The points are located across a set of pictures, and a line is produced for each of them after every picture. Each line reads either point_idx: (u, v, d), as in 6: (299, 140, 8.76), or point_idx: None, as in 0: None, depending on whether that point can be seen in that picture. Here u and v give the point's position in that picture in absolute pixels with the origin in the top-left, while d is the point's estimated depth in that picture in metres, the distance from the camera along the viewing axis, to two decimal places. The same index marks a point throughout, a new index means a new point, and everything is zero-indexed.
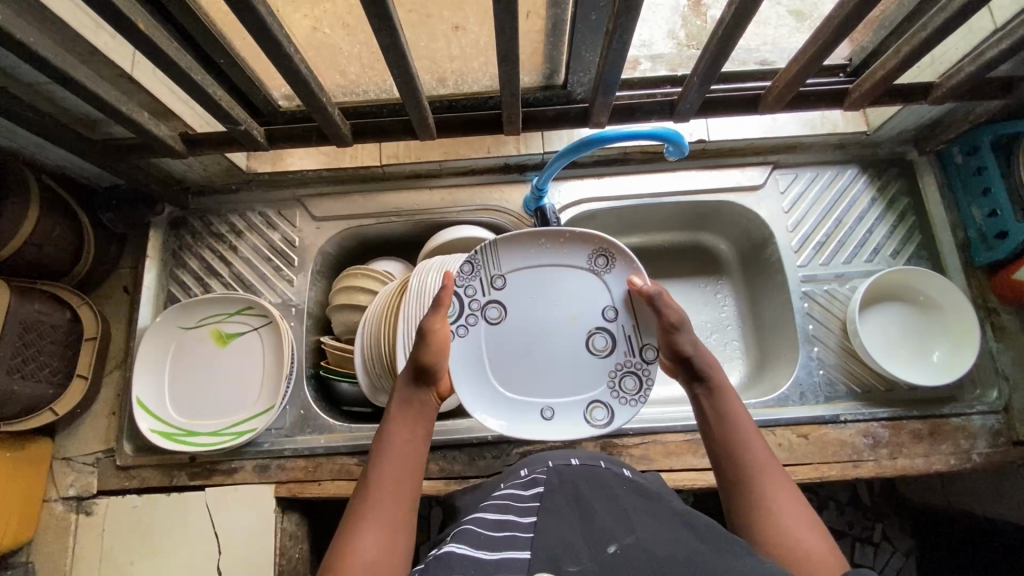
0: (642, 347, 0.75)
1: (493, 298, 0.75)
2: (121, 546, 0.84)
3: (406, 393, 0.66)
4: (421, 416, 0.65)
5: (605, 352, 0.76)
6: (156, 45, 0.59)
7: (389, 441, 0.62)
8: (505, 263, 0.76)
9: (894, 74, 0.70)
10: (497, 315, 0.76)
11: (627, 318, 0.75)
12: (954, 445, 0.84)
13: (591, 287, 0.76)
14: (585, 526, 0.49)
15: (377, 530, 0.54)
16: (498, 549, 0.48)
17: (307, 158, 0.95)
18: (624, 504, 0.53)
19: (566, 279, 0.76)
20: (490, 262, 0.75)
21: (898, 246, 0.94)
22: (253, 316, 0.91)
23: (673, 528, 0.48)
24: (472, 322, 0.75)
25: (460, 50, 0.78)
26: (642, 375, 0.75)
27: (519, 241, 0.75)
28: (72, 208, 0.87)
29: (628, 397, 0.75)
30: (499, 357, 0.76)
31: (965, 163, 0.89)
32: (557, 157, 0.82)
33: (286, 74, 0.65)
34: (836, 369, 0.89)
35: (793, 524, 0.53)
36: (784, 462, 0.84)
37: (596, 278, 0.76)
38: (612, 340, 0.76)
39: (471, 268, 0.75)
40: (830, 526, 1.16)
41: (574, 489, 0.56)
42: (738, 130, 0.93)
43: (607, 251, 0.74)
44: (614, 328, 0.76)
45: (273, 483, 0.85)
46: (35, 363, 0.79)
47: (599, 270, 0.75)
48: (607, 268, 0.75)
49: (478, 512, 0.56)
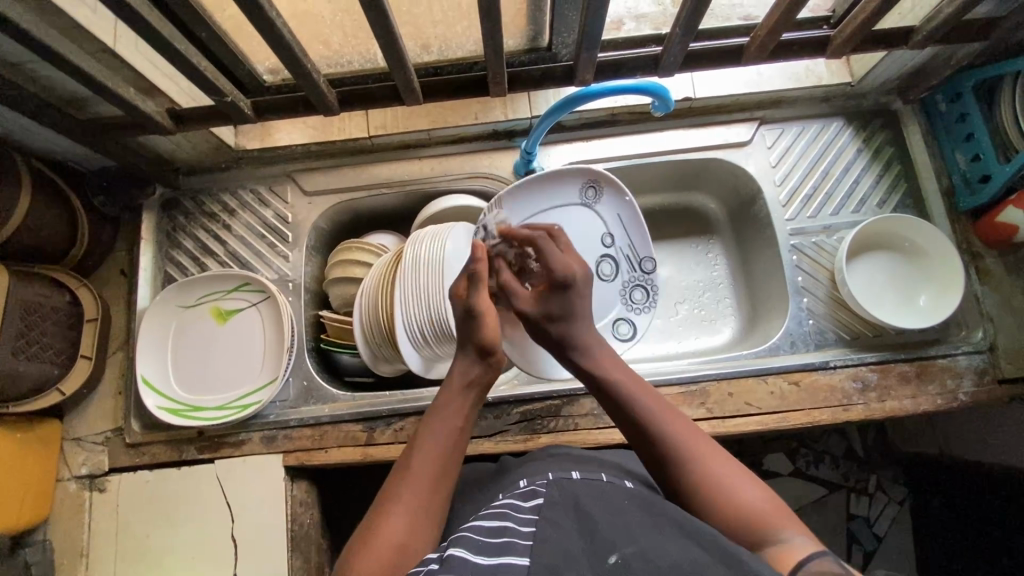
0: (642, 262, 0.91)
1: (526, 252, 0.80)
2: (135, 519, 0.86)
3: (466, 371, 0.67)
4: (472, 402, 0.66)
5: (613, 275, 0.92)
6: (138, 15, 0.59)
7: (441, 420, 0.63)
8: (517, 216, 0.87)
9: (873, 19, 0.71)
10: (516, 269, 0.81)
11: (626, 240, 0.91)
12: (941, 385, 0.86)
13: (586, 218, 0.90)
14: (584, 536, 0.49)
15: (413, 508, 0.57)
16: (495, 555, 0.48)
17: (294, 132, 0.96)
18: (628, 516, 0.51)
19: (571, 214, 0.89)
20: (494, 217, 0.85)
21: (884, 196, 0.95)
22: (251, 292, 0.92)
23: (680, 542, 0.47)
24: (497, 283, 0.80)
25: (442, 15, 0.79)
26: (648, 286, 0.92)
27: (528, 189, 0.87)
28: (65, 191, 0.87)
29: (639, 306, 0.92)
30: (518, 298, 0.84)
31: (948, 110, 0.91)
32: (543, 117, 0.83)
33: (271, 42, 0.65)
34: (826, 318, 0.91)
35: (733, 485, 0.55)
36: (776, 409, 0.86)
37: (590, 208, 0.90)
38: (615, 264, 0.92)
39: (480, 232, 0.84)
40: (826, 479, 1.19)
41: (576, 500, 0.54)
42: (723, 86, 0.93)
43: (596, 182, 0.89)
44: (614, 252, 0.91)
45: (281, 452, 0.87)
46: (38, 344, 0.81)
47: (591, 202, 0.90)
48: (597, 197, 0.90)
49: (476, 520, 0.54)
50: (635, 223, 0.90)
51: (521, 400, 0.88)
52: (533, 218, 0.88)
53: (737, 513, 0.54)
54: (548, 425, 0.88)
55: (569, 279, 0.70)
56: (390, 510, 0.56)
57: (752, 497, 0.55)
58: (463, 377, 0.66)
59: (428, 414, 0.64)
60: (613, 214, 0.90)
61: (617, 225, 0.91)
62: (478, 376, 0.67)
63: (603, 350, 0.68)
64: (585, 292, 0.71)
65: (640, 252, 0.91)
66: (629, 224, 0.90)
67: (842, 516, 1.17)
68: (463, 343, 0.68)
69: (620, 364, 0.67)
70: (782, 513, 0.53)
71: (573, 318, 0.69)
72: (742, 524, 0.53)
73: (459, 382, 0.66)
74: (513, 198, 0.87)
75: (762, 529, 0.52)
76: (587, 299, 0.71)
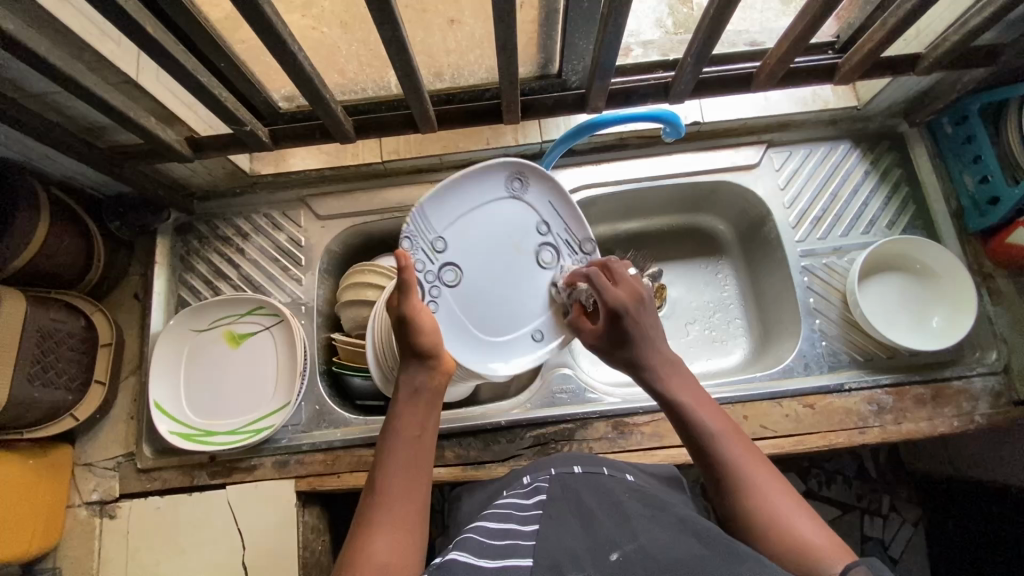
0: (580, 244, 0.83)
1: (444, 261, 0.76)
2: (145, 546, 0.85)
3: (410, 382, 0.67)
4: (426, 409, 0.66)
5: (554, 262, 0.82)
6: (165, 50, 0.60)
7: (397, 435, 0.63)
8: (440, 225, 0.75)
9: (882, 46, 0.72)
10: (455, 275, 0.76)
11: (559, 224, 0.82)
12: (957, 408, 0.86)
13: (518, 211, 0.80)
14: (588, 533, 0.48)
15: (388, 528, 0.55)
16: (499, 557, 0.47)
17: (308, 158, 0.97)
18: (626, 510, 0.51)
19: (496, 209, 0.79)
20: (423, 229, 0.74)
21: (893, 217, 0.96)
22: (265, 316, 0.93)
23: (676, 534, 0.47)
24: (437, 292, 0.75)
25: (456, 44, 0.81)
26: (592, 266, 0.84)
27: (442, 196, 0.74)
28: (82, 218, 0.88)
29: None
30: (474, 309, 0.78)
31: (955, 132, 0.92)
32: (557, 143, 0.86)
33: (292, 74, 0.66)
34: (839, 340, 0.91)
35: (790, 517, 0.55)
36: (792, 432, 0.86)
37: (519, 200, 0.80)
38: (557, 250, 0.82)
39: (412, 241, 0.73)
40: (839, 500, 1.17)
41: (577, 496, 0.55)
42: (731, 110, 0.94)
43: (521, 173, 0.79)
44: (552, 240, 0.82)
45: (293, 478, 0.87)
46: (54, 370, 0.81)
47: (520, 193, 0.80)
48: (525, 188, 0.79)
49: (479, 520, 0.55)
50: (566, 204, 0.81)
51: (535, 424, 0.87)
52: (460, 221, 0.77)
53: (794, 545, 0.53)
54: (562, 449, 0.87)
55: (621, 307, 0.69)
56: (367, 535, 0.55)
57: (813, 532, 0.53)
58: (409, 388, 0.67)
59: (385, 431, 0.64)
60: (543, 199, 0.81)
61: (550, 214, 0.81)
62: (423, 382, 0.67)
63: (676, 366, 0.68)
64: (644, 317, 0.69)
65: (578, 235, 0.83)
66: (563, 209, 0.81)
67: (857, 538, 1.16)
68: (403, 352, 0.68)
69: (691, 384, 0.67)
70: (839, 548, 0.52)
71: (648, 342, 0.69)
72: (795, 559, 0.52)
73: (408, 392, 0.66)
74: (433, 203, 0.74)
75: (823, 568, 0.50)
76: (645, 322, 0.69)
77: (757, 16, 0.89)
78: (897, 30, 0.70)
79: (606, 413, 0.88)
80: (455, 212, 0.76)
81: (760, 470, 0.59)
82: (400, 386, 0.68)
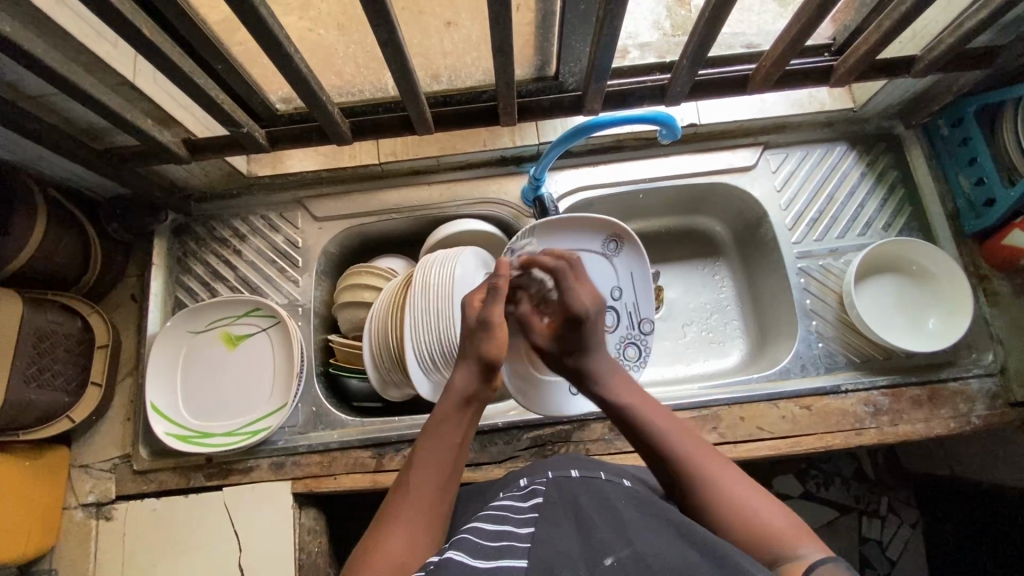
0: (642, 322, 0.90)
1: (526, 282, 0.84)
2: (142, 548, 0.85)
3: (467, 390, 0.67)
4: (470, 419, 0.66)
5: (616, 327, 0.90)
6: (161, 51, 0.60)
7: (438, 441, 0.63)
8: (537, 249, 0.87)
9: (877, 48, 0.72)
10: (529, 300, 0.84)
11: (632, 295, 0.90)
12: (953, 409, 0.86)
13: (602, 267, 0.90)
14: (583, 538, 0.48)
15: (412, 529, 0.55)
16: (495, 558, 0.47)
17: (306, 159, 0.97)
18: (623, 515, 0.51)
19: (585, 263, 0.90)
20: (525, 248, 0.87)
21: (889, 219, 0.96)
22: (262, 317, 0.93)
23: (673, 541, 0.47)
24: (510, 306, 0.83)
25: (452, 46, 0.81)
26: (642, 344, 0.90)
27: (553, 228, 0.87)
28: (80, 219, 0.88)
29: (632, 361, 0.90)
30: (529, 340, 0.87)
31: (951, 134, 0.92)
32: (554, 144, 0.85)
33: (289, 76, 0.66)
34: (836, 341, 0.91)
35: (747, 501, 0.55)
36: (789, 433, 0.86)
37: (607, 259, 0.90)
38: (619, 317, 0.90)
39: (512, 251, 0.86)
40: (836, 502, 1.17)
41: (574, 500, 0.55)
42: (727, 112, 0.95)
43: (619, 237, 0.89)
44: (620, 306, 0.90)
45: (290, 479, 0.87)
46: (50, 371, 0.81)
47: (610, 254, 0.90)
48: (616, 251, 0.90)
49: (476, 520, 0.54)
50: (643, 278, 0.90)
51: (532, 425, 0.87)
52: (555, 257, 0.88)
53: (752, 531, 0.53)
54: (558, 451, 0.87)
55: (583, 314, 0.73)
56: (388, 531, 0.55)
57: (770, 514, 0.54)
58: (460, 394, 0.67)
59: (425, 434, 0.64)
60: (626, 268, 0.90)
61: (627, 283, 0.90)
62: (477, 393, 0.67)
63: (616, 372, 0.72)
64: (598, 326, 0.74)
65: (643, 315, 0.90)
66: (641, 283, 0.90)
67: (854, 540, 1.16)
68: (468, 354, 0.69)
69: (636, 390, 0.69)
70: (799, 531, 0.53)
71: (591, 351, 0.73)
72: (755, 544, 0.52)
73: (459, 397, 0.66)
74: (543, 233, 0.88)
75: (782, 549, 0.51)
76: (597, 330, 0.74)
77: (754, 18, 0.89)
78: (892, 32, 0.70)
79: (603, 415, 0.88)
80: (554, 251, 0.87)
81: (714, 459, 0.60)
82: (449, 388, 0.68)
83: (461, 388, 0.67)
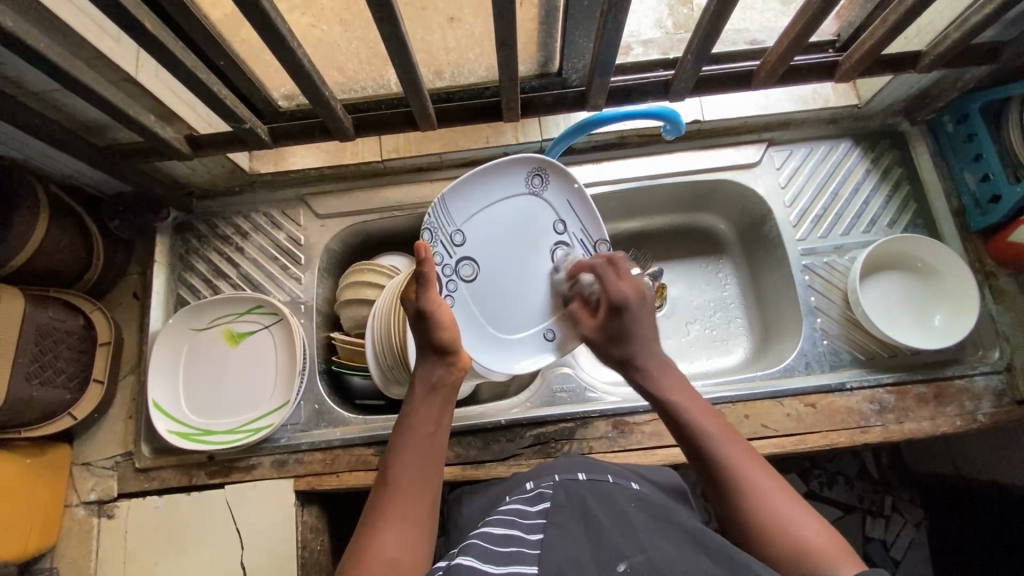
0: (595, 244, 0.83)
1: (462, 255, 0.76)
2: (144, 545, 0.85)
3: (429, 376, 0.67)
4: (441, 405, 0.65)
5: (568, 261, 0.83)
6: (164, 46, 0.60)
7: (411, 432, 0.62)
8: (458, 217, 0.76)
9: (883, 43, 0.72)
10: (471, 271, 0.77)
11: (576, 223, 0.83)
12: (959, 407, 0.85)
13: (536, 208, 0.81)
14: (592, 543, 0.48)
15: (398, 525, 0.55)
16: (505, 564, 0.47)
17: (308, 156, 0.97)
18: (634, 521, 0.50)
19: (516, 205, 0.80)
20: (445, 220, 0.75)
21: (895, 216, 0.95)
22: (263, 315, 0.92)
23: (686, 551, 0.46)
24: (454, 287, 0.76)
25: (456, 42, 0.81)
26: None
27: (460, 190, 0.76)
28: (81, 216, 0.88)
29: None
30: (488, 304, 0.78)
31: (956, 130, 0.92)
32: (557, 142, 0.87)
33: (292, 71, 0.66)
34: (841, 339, 0.91)
35: (782, 509, 0.55)
36: (793, 431, 0.85)
37: (537, 197, 0.81)
38: (570, 250, 0.83)
39: (433, 232, 0.74)
40: (841, 501, 1.17)
41: (582, 503, 0.54)
42: (731, 109, 0.94)
43: (541, 170, 0.80)
44: (567, 239, 0.83)
45: (292, 477, 0.87)
46: (52, 369, 0.81)
47: (538, 189, 0.81)
48: (544, 185, 0.81)
49: (485, 526, 0.54)
50: (582, 204, 0.83)
51: (535, 422, 0.87)
52: (481, 213, 0.78)
53: (796, 546, 0.52)
54: (561, 448, 0.87)
55: (624, 302, 0.71)
56: (377, 530, 0.54)
57: (806, 527, 0.53)
58: (427, 383, 0.66)
59: (398, 427, 0.63)
60: (561, 199, 0.82)
61: (566, 212, 0.83)
62: (444, 377, 0.67)
63: (667, 369, 0.69)
64: (643, 314, 0.71)
65: (593, 235, 0.83)
66: (580, 208, 0.82)
67: (858, 539, 1.15)
68: (422, 346, 0.67)
69: (689, 387, 0.67)
70: (837, 547, 0.52)
71: (641, 340, 0.70)
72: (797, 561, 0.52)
73: (425, 387, 0.66)
74: (457, 196, 0.76)
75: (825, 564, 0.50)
76: (643, 317, 0.71)
77: (758, 16, 0.89)
78: (899, 26, 0.70)
79: (606, 413, 0.88)
80: (471, 208, 0.77)
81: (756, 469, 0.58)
82: (416, 379, 0.67)
83: (423, 377, 0.66)
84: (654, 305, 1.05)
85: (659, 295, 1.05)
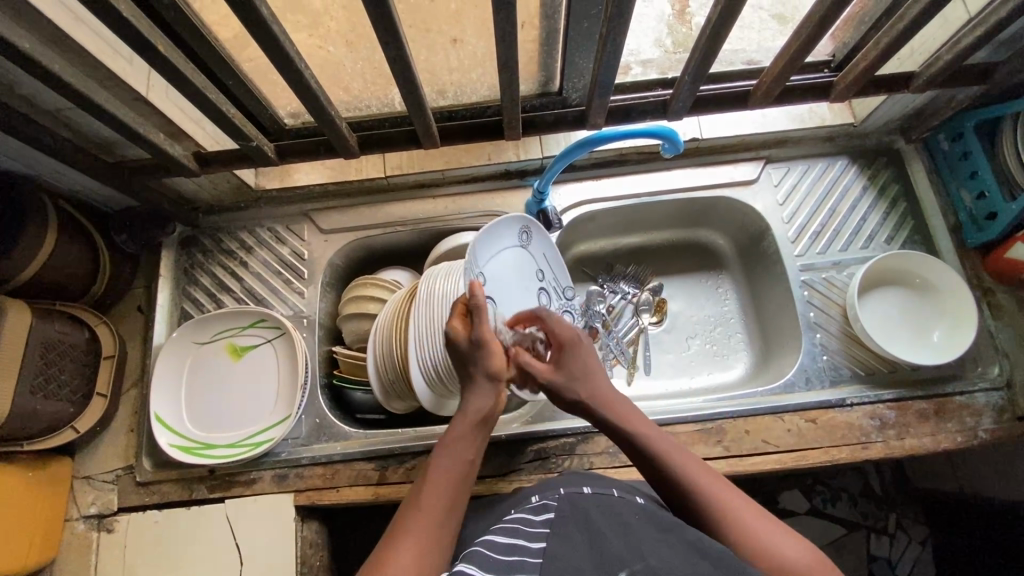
0: (565, 291, 0.95)
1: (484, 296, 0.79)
2: (142, 560, 0.85)
3: (479, 405, 0.66)
4: (482, 438, 0.66)
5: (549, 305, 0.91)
6: (175, 67, 0.62)
7: (450, 456, 0.62)
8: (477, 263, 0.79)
9: (876, 64, 0.74)
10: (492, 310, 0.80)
11: (552, 274, 0.93)
12: (960, 423, 0.85)
13: (526, 259, 0.88)
14: (595, 552, 0.48)
15: (418, 547, 0.54)
16: (507, 573, 0.47)
17: (313, 172, 0.99)
18: (638, 529, 0.51)
19: (511, 256, 0.86)
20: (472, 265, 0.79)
21: (892, 232, 0.96)
22: (267, 329, 0.93)
23: (687, 557, 0.47)
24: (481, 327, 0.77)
25: (459, 63, 0.83)
26: (571, 311, 0.96)
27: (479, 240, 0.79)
28: (89, 231, 0.89)
29: None
30: None
31: (951, 149, 0.93)
32: (556, 160, 0.86)
33: (299, 91, 0.68)
34: (841, 354, 0.91)
35: (776, 542, 0.55)
36: (794, 447, 0.85)
37: (525, 249, 0.88)
38: (550, 295, 0.92)
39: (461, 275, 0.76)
40: (843, 518, 1.16)
41: (585, 513, 0.54)
42: (728, 127, 0.96)
43: (528, 227, 0.88)
44: (547, 286, 0.92)
45: (292, 492, 0.87)
46: (56, 382, 0.82)
47: (525, 244, 0.88)
48: (529, 240, 0.89)
49: (488, 534, 0.55)
50: (555, 256, 0.94)
51: (535, 437, 0.87)
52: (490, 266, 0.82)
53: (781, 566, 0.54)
54: (562, 463, 0.87)
55: (571, 340, 0.74)
56: (399, 547, 0.54)
57: (788, 545, 0.55)
58: (473, 411, 0.66)
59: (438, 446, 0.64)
60: (541, 252, 0.91)
61: (545, 263, 0.92)
62: (489, 410, 0.66)
63: (615, 400, 0.70)
64: (587, 354, 0.74)
65: (562, 283, 0.95)
66: (553, 264, 0.93)
67: (863, 558, 1.14)
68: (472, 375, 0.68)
69: (642, 419, 0.68)
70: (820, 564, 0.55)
71: (584, 379, 0.71)
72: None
73: (473, 416, 0.66)
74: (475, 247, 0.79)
75: None
76: (586, 357, 0.73)
77: (755, 36, 0.91)
78: (891, 47, 0.71)
79: None
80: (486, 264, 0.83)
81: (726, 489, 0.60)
82: (464, 405, 0.67)
83: (472, 407, 0.66)
84: (655, 319, 1.07)
85: (659, 310, 1.07)
